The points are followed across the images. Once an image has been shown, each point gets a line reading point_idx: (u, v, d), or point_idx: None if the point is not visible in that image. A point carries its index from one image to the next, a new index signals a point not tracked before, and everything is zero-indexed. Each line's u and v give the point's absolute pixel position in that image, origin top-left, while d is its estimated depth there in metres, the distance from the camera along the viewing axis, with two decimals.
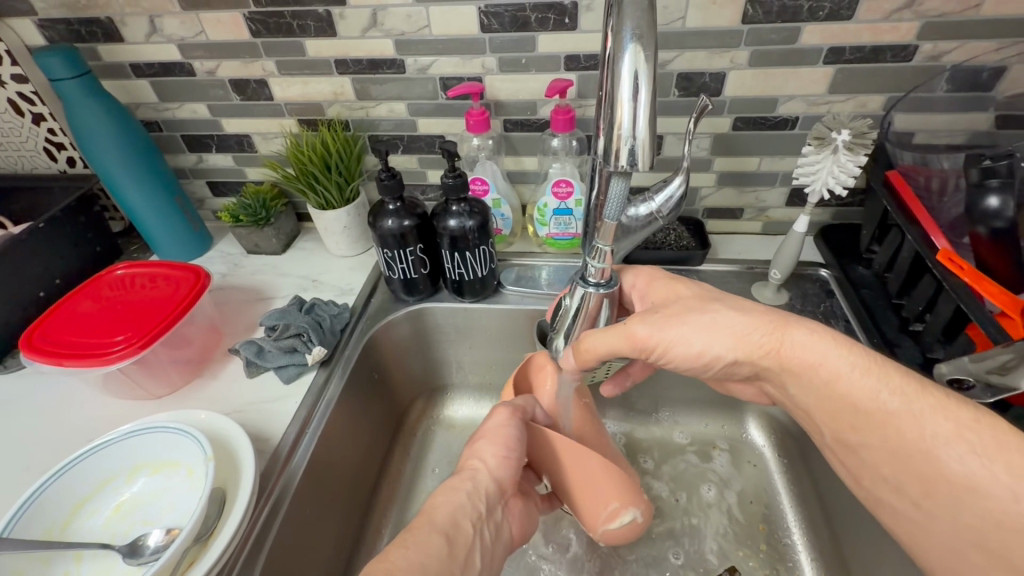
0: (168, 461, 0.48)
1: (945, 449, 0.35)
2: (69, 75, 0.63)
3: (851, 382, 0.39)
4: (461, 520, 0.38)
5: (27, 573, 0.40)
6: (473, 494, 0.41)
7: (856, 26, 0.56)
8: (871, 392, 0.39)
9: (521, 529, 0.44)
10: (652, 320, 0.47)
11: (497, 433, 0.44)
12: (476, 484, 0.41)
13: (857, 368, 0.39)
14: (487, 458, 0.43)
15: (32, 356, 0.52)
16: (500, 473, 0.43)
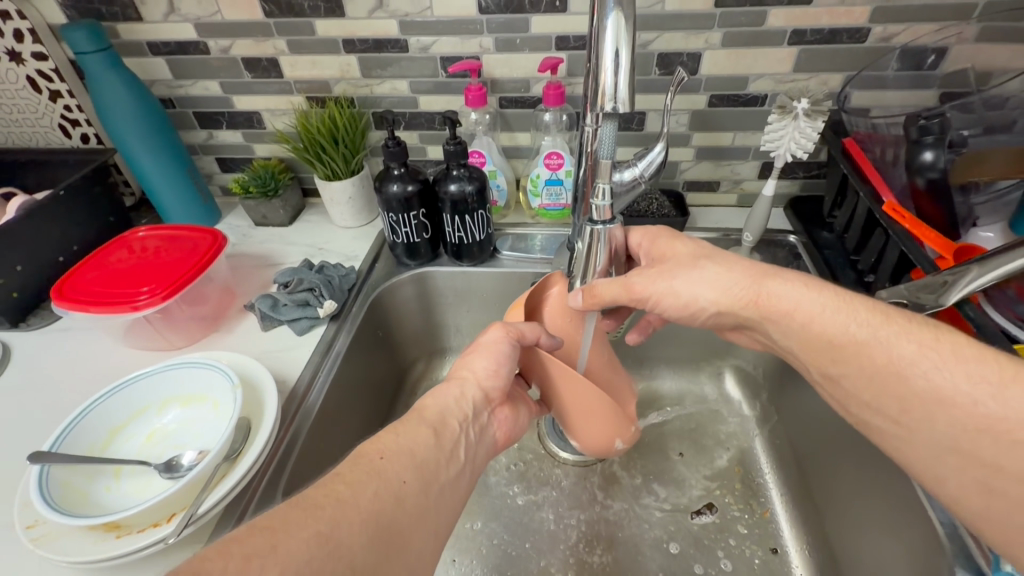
0: (196, 394, 0.52)
1: (884, 357, 0.41)
2: (92, 49, 0.67)
3: (817, 318, 0.45)
4: (448, 420, 0.43)
5: (74, 483, 0.44)
6: (460, 399, 0.45)
7: (815, 10, 0.62)
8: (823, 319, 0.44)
9: (507, 434, 0.48)
10: (646, 274, 0.52)
11: (487, 348, 0.48)
12: (464, 391, 0.46)
13: (825, 307, 0.44)
14: (476, 368, 0.47)
15: (64, 304, 0.56)
16: (486, 383, 0.47)
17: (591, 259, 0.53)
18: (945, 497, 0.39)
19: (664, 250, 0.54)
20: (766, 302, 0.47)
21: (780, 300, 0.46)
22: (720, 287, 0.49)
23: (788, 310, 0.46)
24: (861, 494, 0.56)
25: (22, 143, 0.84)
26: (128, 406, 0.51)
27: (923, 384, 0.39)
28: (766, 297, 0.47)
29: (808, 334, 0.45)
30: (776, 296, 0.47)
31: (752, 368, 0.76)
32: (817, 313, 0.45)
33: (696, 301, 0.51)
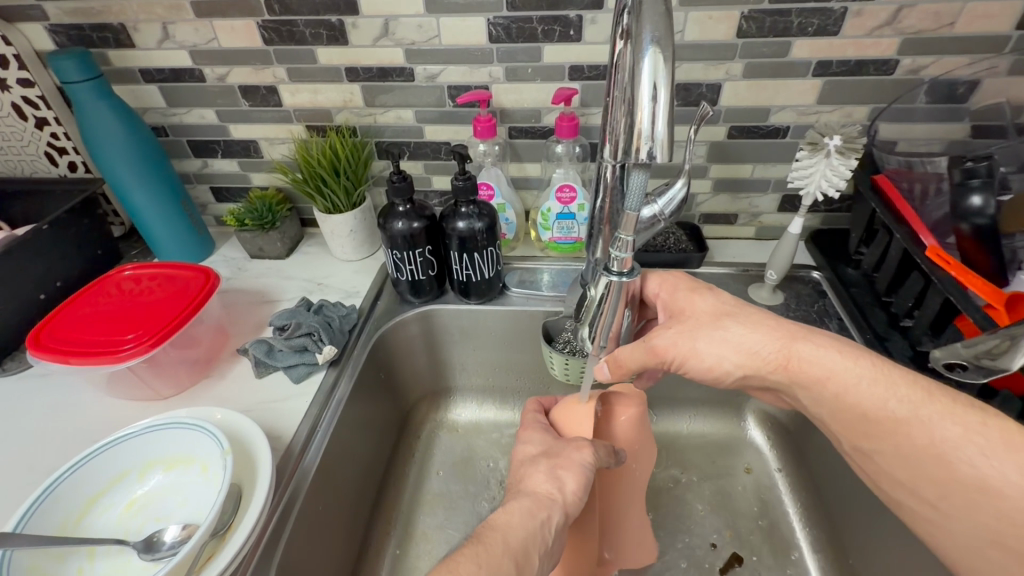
0: (182, 457, 0.48)
1: (938, 423, 0.37)
2: (81, 77, 0.63)
3: (853, 384, 0.41)
4: (540, 542, 0.41)
5: (42, 568, 0.39)
6: (547, 521, 0.42)
7: (841, 41, 0.60)
8: (852, 400, 0.41)
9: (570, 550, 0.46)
10: (666, 334, 0.47)
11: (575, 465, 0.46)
12: (553, 508, 0.43)
13: (863, 377, 0.40)
14: (566, 482, 0.45)
15: (40, 355, 0.52)
16: (572, 508, 0.45)
17: (603, 310, 0.50)
18: (1003, 550, 0.35)
19: (684, 303, 0.50)
20: (798, 366, 0.43)
21: (819, 366, 0.42)
22: (745, 350, 0.45)
23: (827, 374, 0.42)
24: (906, 561, 0.52)
25: (6, 172, 0.80)
26: (105, 473, 0.46)
27: (972, 473, 0.35)
28: (797, 367, 0.43)
29: (839, 397, 0.41)
30: (807, 359, 0.43)
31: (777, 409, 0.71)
32: (853, 380, 0.41)
33: (726, 369, 0.46)
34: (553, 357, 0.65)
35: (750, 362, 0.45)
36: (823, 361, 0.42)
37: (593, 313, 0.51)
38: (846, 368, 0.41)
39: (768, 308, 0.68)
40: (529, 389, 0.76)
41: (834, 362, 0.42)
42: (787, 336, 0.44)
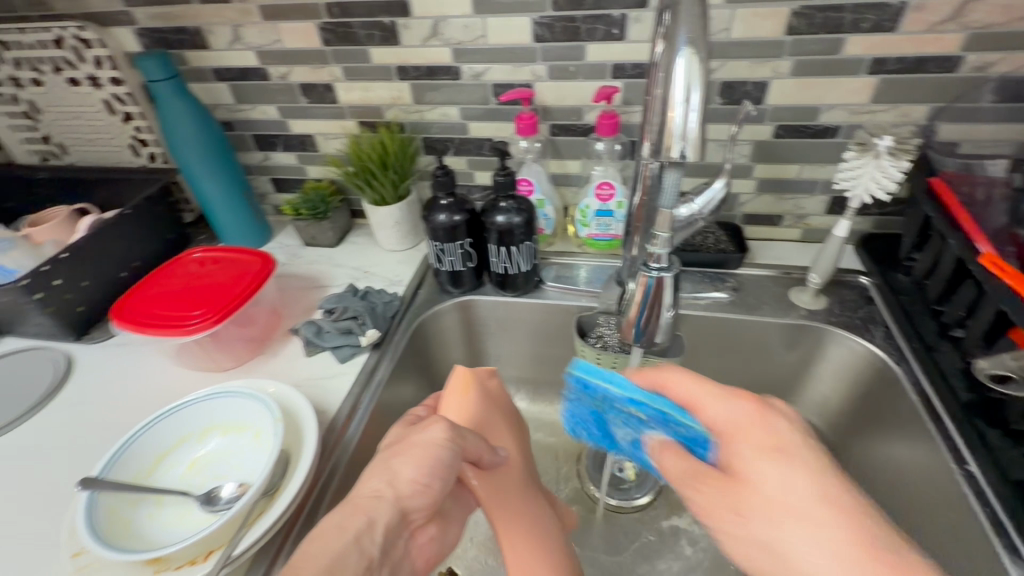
0: (240, 423, 0.53)
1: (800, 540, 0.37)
2: (161, 77, 0.70)
3: (786, 507, 0.37)
4: (369, 554, 0.38)
5: (119, 511, 0.45)
6: (367, 528, 0.39)
7: (899, 37, 0.57)
8: (820, 539, 0.36)
9: (434, 556, 0.46)
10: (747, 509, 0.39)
11: (430, 463, 0.43)
12: (377, 509, 0.40)
13: (770, 522, 0.38)
14: (400, 472, 0.42)
15: (122, 325, 0.58)
16: (409, 499, 0.42)
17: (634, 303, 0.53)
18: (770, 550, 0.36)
19: (697, 397, 0.45)
20: (744, 476, 0.40)
21: (718, 415, 0.43)
22: (694, 410, 0.45)
23: (757, 501, 0.38)
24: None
25: (97, 162, 0.89)
26: (172, 433, 0.52)
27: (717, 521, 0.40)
28: (773, 423, 0.41)
29: (754, 509, 0.39)
30: (766, 420, 0.41)
31: (816, 418, 0.69)
32: (770, 544, 0.38)
33: (707, 383, 0.45)
34: (585, 353, 0.67)
35: (746, 414, 0.42)
36: (762, 460, 0.40)
37: (632, 308, 0.53)
38: (741, 411, 0.42)
39: (809, 312, 0.66)
40: (561, 382, 0.78)
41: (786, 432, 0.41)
42: (760, 436, 0.41)
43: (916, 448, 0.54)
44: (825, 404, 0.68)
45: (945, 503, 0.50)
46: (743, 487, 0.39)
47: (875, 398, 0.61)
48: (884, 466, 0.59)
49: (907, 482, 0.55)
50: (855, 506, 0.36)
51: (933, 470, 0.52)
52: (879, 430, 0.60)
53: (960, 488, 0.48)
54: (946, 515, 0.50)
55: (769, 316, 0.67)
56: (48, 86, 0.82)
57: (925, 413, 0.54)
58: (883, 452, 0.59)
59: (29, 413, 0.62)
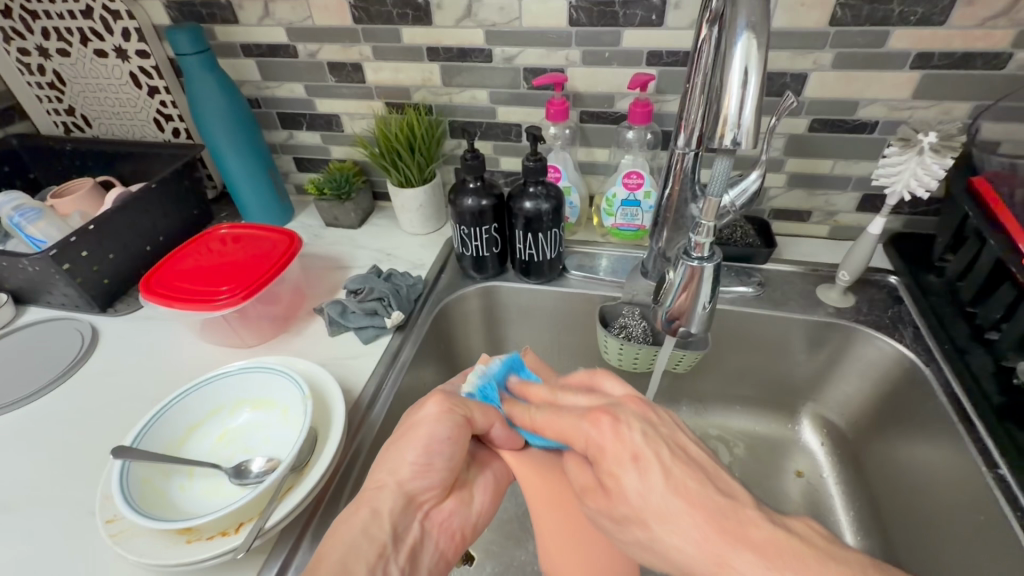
0: (269, 399, 0.54)
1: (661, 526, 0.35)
2: (191, 51, 0.69)
3: (652, 512, 0.35)
4: (378, 541, 0.39)
5: (151, 480, 0.45)
6: (373, 518, 0.40)
7: (948, 32, 0.56)
8: (687, 540, 0.34)
9: (461, 531, 0.46)
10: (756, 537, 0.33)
11: (424, 445, 0.44)
12: (379, 500, 0.41)
13: (645, 533, 0.35)
14: (399, 467, 0.43)
15: (151, 298, 0.59)
16: (411, 487, 0.43)
17: (675, 293, 0.52)
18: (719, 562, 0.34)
19: (568, 428, 0.42)
20: (619, 494, 0.37)
21: (583, 440, 0.40)
22: (569, 442, 0.42)
23: (629, 511, 0.36)
24: None
25: (121, 135, 0.89)
26: (203, 406, 0.52)
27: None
28: (628, 439, 0.38)
29: (624, 520, 0.37)
30: (618, 430, 0.39)
31: (837, 417, 0.68)
32: (650, 546, 0.36)
33: (570, 412, 0.42)
34: (608, 343, 0.66)
35: (598, 432, 0.39)
36: (621, 473, 0.37)
37: (671, 298, 0.53)
38: (596, 431, 0.39)
39: (837, 310, 0.66)
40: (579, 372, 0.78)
41: (639, 439, 0.38)
42: (612, 454, 0.38)
43: (942, 450, 0.54)
44: (848, 402, 0.67)
45: (972, 506, 0.49)
46: (613, 497, 0.37)
47: (901, 399, 0.61)
48: (904, 465, 0.58)
49: (929, 483, 0.55)
50: (803, 549, 0.33)
51: (959, 473, 0.51)
52: (902, 430, 0.60)
53: (990, 491, 0.48)
54: (971, 518, 0.49)
55: (796, 312, 0.66)
56: (75, 57, 0.81)
57: (955, 415, 0.53)
58: (904, 452, 0.59)
59: (56, 382, 0.62)
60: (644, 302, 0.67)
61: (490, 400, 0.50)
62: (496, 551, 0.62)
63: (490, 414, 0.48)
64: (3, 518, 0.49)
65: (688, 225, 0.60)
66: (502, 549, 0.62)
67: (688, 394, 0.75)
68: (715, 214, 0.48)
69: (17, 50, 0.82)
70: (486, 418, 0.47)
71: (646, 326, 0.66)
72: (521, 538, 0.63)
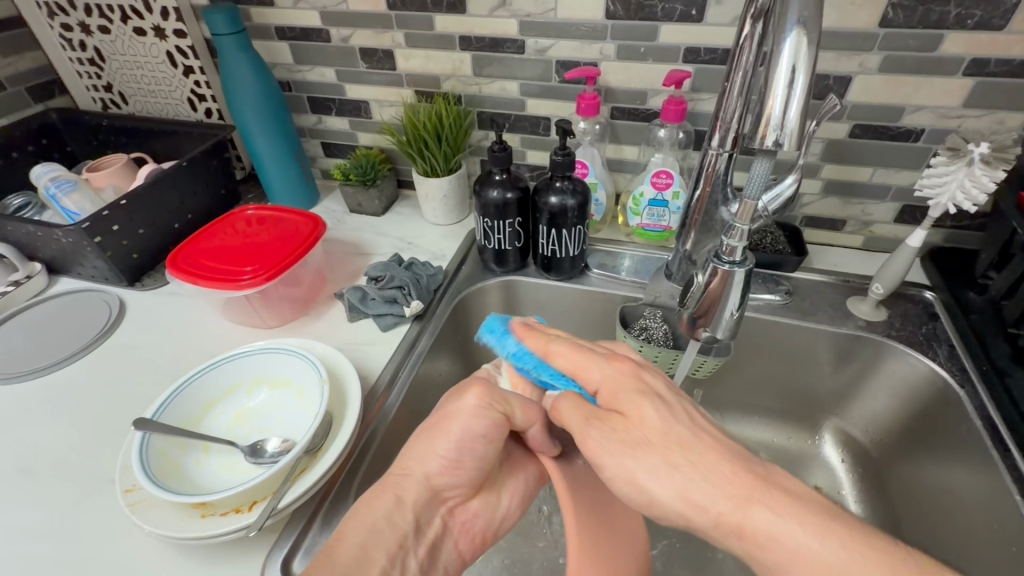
0: (286, 380, 0.54)
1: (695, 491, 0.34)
2: (227, 31, 0.70)
3: (675, 438, 0.36)
4: (400, 530, 0.39)
5: (169, 454, 0.46)
6: (396, 506, 0.40)
7: (1006, 37, 0.53)
8: (714, 480, 0.34)
9: (483, 533, 0.45)
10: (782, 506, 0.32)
11: (456, 438, 0.42)
12: (406, 490, 0.40)
13: (666, 465, 0.35)
14: (427, 462, 0.41)
15: (177, 274, 0.60)
16: (437, 479, 0.42)
17: (705, 296, 0.51)
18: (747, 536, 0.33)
19: (583, 363, 0.41)
20: (636, 420, 0.37)
21: (600, 377, 0.40)
22: (580, 378, 0.41)
23: (645, 438, 0.36)
24: None
25: (155, 113, 0.91)
26: (222, 383, 0.53)
27: (764, 530, 0.32)
28: (649, 382, 0.40)
29: (639, 446, 0.36)
30: (639, 374, 0.40)
31: (860, 433, 0.66)
32: (664, 477, 0.35)
33: (591, 350, 0.43)
34: (628, 342, 0.63)
35: (619, 373, 0.40)
36: (645, 407, 0.37)
37: (699, 301, 0.51)
38: (614, 369, 0.41)
39: (867, 324, 0.63)
40: None
41: (661, 386, 0.40)
42: (631, 389, 0.39)
43: (976, 478, 0.51)
44: (873, 418, 0.65)
45: (1006, 537, 0.47)
46: (629, 422, 0.37)
47: (932, 420, 0.58)
48: (932, 487, 0.56)
49: (959, 507, 0.52)
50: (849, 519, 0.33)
51: (992, 501, 0.49)
52: (930, 452, 0.58)
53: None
54: (1005, 547, 0.47)
55: (823, 323, 0.64)
56: (115, 34, 0.83)
57: (989, 439, 0.51)
58: (933, 474, 0.57)
59: (83, 351, 0.64)
60: (668, 305, 0.66)
61: (497, 340, 0.46)
62: (503, 546, 0.61)
63: (531, 413, 0.44)
64: (28, 480, 0.50)
65: (717, 228, 0.58)
66: (510, 544, 0.61)
67: (707, 400, 0.74)
68: (751, 217, 0.46)
69: (60, 26, 0.84)
70: (525, 414, 0.44)
71: (667, 330, 0.64)
72: (528, 534, 0.62)
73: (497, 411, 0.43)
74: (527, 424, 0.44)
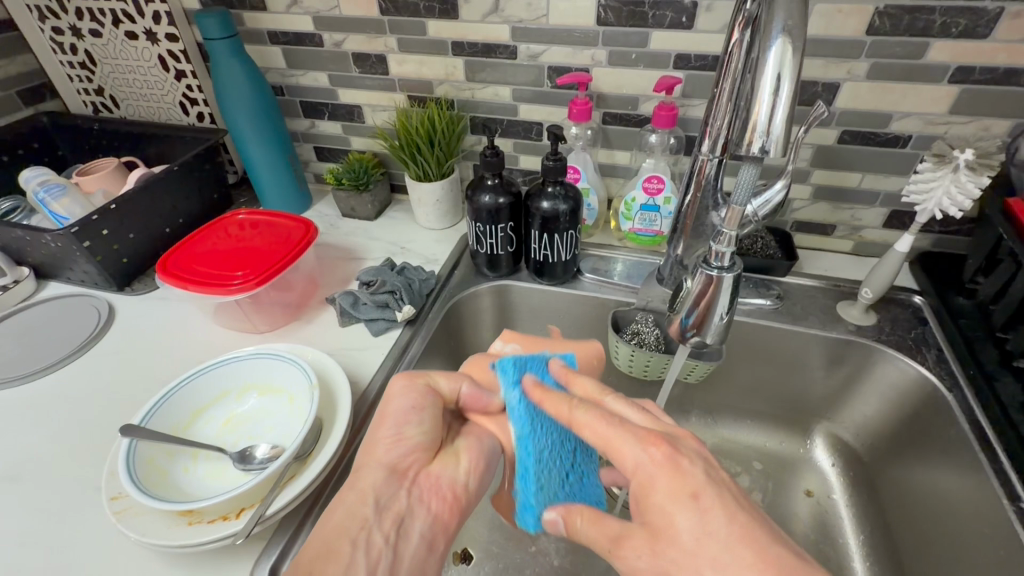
0: (276, 386, 0.54)
1: None
2: (220, 36, 0.70)
3: (710, 559, 0.32)
4: (359, 515, 0.38)
5: (157, 461, 0.46)
6: (354, 495, 0.39)
7: (991, 45, 0.54)
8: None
9: (456, 492, 0.42)
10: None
11: (392, 416, 0.42)
12: (361, 477, 0.40)
13: None
14: (375, 447, 0.41)
15: (166, 279, 0.59)
16: (391, 459, 0.41)
17: (694, 301, 0.51)
18: None
19: (613, 439, 0.37)
20: (670, 531, 0.34)
21: (631, 463, 0.36)
22: (610, 458, 0.38)
23: (682, 552, 0.33)
24: None
25: (147, 117, 0.91)
26: (211, 389, 0.53)
27: None
28: (688, 474, 0.35)
29: (673, 569, 0.33)
30: (677, 463, 0.35)
31: (851, 437, 0.66)
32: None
33: (621, 421, 0.38)
34: (620, 348, 0.64)
35: (654, 466, 0.35)
36: (677, 514, 0.34)
37: (688, 306, 0.52)
38: (650, 456, 0.36)
39: (857, 328, 0.64)
40: None
41: (699, 475, 0.35)
42: (668, 490, 0.34)
43: (965, 480, 0.52)
44: (864, 423, 0.65)
45: (995, 540, 0.47)
46: (663, 535, 0.34)
47: (922, 424, 0.59)
48: (921, 491, 0.56)
49: (947, 510, 0.53)
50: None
51: (981, 504, 0.49)
52: (920, 456, 0.58)
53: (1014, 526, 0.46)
54: (994, 552, 0.47)
55: (814, 328, 0.64)
56: (106, 38, 0.82)
57: (978, 442, 0.51)
58: (923, 478, 0.57)
59: (71, 357, 0.63)
60: (659, 310, 0.66)
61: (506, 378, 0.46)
62: (495, 552, 0.61)
63: (455, 377, 0.48)
64: (13, 487, 0.50)
65: (708, 233, 0.58)
66: (502, 551, 0.61)
67: (699, 405, 0.74)
68: (739, 223, 0.47)
69: (51, 30, 0.84)
70: (450, 383, 0.47)
71: (659, 334, 0.65)
72: (522, 540, 0.62)
73: (420, 383, 0.45)
74: (453, 389, 0.47)
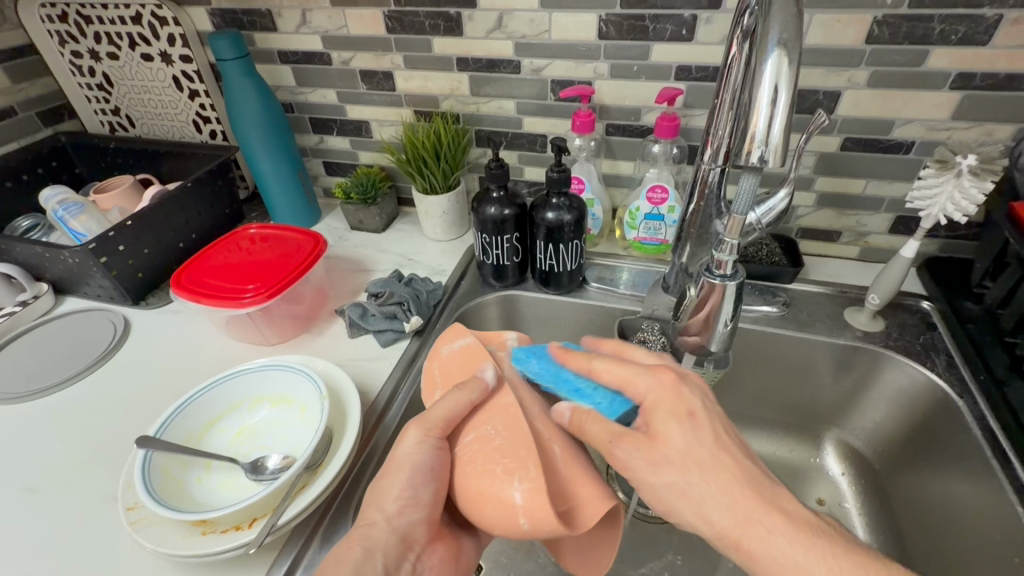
0: (288, 397, 0.55)
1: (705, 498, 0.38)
2: (232, 56, 0.72)
3: (695, 459, 0.38)
4: None
5: (171, 471, 0.47)
6: (365, 557, 0.38)
7: (991, 52, 0.54)
8: (720, 501, 0.37)
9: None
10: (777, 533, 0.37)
11: (405, 472, 0.41)
12: (371, 538, 0.39)
13: (682, 477, 0.38)
14: (385, 503, 0.41)
15: (180, 293, 0.61)
16: (398, 523, 0.40)
17: (700, 308, 0.51)
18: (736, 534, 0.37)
19: (628, 375, 0.42)
20: (664, 441, 0.39)
21: (644, 389, 0.41)
22: (627, 389, 0.42)
23: (672, 456, 0.39)
24: None
25: (161, 136, 0.93)
26: (224, 401, 0.54)
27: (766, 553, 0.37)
28: (687, 398, 0.40)
29: (660, 464, 0.39)
30: (680, 387, 0.41)
31: (862, 445, 0.66)
32: (673, 493, 0.39)
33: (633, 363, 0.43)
34: None
35: (661, 385, 0.41)
36: (675, 426, 0.39)
37: (692, 313, 0.52)
38: (657, 380, 0.41)
39: (865, 334, 0.64)
40: None
41: (697, 401, 0.41)
42: (669, 408, 0.40)
43: (977, 488, 0.51)
44: (874, 430, 0.65)
45: (1008, 548, 0.47)
46: (656, 441, 0.39)
47: (936, 432, 0.58)
48: (934, 499, 0.56)
49: (959, 517, 0.52)
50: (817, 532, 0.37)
51: (994, 513, 0.49)
52: (932, 463, 0.57)
53: None
54: (1008, 560, 0.47)
55: (821, 334, 0.64)
56: (123, 60, 0.85)
57: (990, 448, 0.51)
58: (934, 486, 0.56)
59: (86, 370, 0.65)
60: (664, 318, 0.66)
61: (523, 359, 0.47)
62: (505, 562, 0.61)
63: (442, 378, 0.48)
64: (31, 499, 0.51)
65: (712, 241, 0.59)
66: (511, 561, 0.61)
67: None
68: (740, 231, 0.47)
69: (71, 53, 0.87)
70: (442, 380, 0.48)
71: (665, 342, 0.64)
72: (530, 550, 0.62)
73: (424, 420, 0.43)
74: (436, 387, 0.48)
